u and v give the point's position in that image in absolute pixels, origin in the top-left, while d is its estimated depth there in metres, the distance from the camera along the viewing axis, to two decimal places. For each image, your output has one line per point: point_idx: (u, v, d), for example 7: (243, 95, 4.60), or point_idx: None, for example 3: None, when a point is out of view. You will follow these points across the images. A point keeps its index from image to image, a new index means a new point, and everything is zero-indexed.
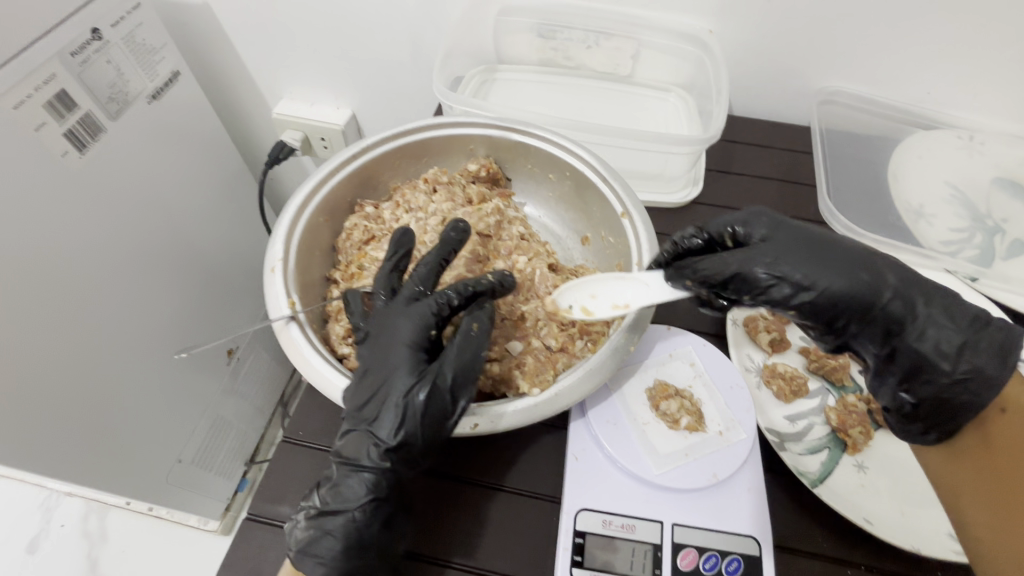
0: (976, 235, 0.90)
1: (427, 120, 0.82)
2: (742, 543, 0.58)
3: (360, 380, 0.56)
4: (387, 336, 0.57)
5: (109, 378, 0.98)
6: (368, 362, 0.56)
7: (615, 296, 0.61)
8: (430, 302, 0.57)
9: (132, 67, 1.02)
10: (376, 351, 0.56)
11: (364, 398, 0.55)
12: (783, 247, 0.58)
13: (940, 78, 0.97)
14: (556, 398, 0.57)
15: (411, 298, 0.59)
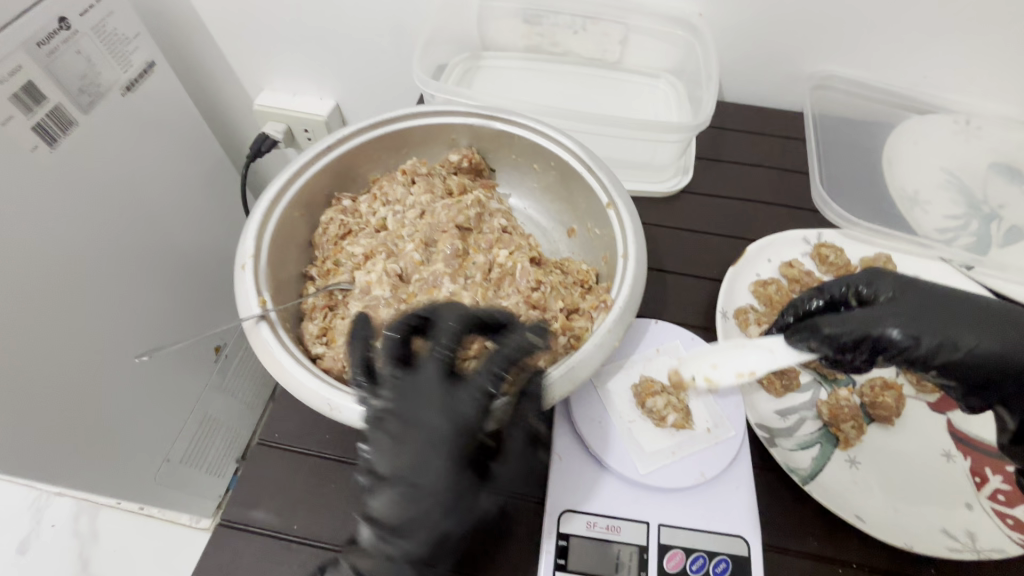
0: (972, 222, 0.88)
1: (407, 110, 0.79)
2: (730, 543, 0.57)
3: (389, 490, 0.49)
4: (427, 440, 0.49)
5: (88, 380, 0.95)
6: (398, 468, 0.49)
7: (738, 365, 0.59)
8: (478, 399, 0.51)
9: (104, 57, 0.98)
10: (410, 457, 0.49)
11: (398, 515, 0.48)
12: (912, 302, 0.57)
13: (936, 61, 0.94)
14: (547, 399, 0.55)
15: (446, 387, 0.51)
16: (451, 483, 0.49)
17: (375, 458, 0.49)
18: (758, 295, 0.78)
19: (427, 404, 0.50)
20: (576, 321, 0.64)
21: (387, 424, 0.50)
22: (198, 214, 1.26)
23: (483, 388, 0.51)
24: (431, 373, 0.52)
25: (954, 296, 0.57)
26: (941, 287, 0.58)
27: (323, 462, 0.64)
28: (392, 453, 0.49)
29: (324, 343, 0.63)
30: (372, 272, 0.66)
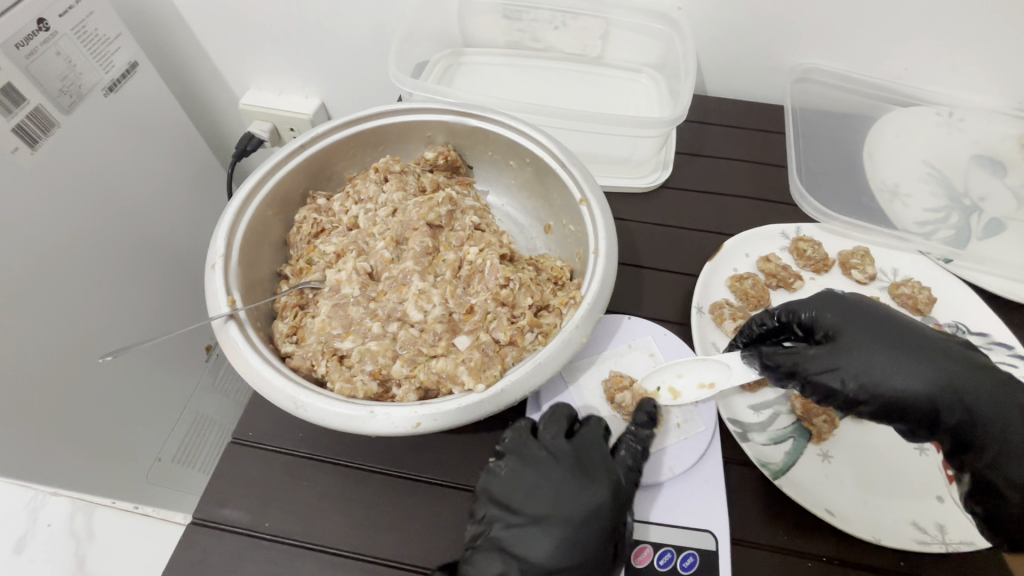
0: (952, 215, 0.88)
1: (382, 108, 0.79)
2: (697, 538, 0.57)
3: (539, 537, 0.55)
4: (575, 496, 0.57)
5: (77, 381, 0.95)
6: (547, 518, 0.56)
7: (700, 377, 0.65)
8: (624, 468, 0.59)
9: (84, 58, 0.98)
10: (559, 507, 0.56)
11: (542, 555, 0.54)
12: (853, 339, 0.59)
13: (919, 52, 0.93)
14: (501, 395, 0.54)
15: (607, 456, 0.59)
16: (595, 539, 0.54)
17: (528, 504, 0.57)
18: (735, 290, 0.78)
19: (588, 469, 0.58)
20: (545, 317, 0.64)
21: (538, 479, 0.58)
22: (182, 206, 1.25)
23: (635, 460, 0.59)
24: (593, 440, 0.61)
25: (899, 336, 0.58)
26: (886, 323, 0.59)
27: (295, 460, 0.64)
28: (545, 504, 0.57)
29: (293, 342, 0.63)
30: (342, 270, 0.66)
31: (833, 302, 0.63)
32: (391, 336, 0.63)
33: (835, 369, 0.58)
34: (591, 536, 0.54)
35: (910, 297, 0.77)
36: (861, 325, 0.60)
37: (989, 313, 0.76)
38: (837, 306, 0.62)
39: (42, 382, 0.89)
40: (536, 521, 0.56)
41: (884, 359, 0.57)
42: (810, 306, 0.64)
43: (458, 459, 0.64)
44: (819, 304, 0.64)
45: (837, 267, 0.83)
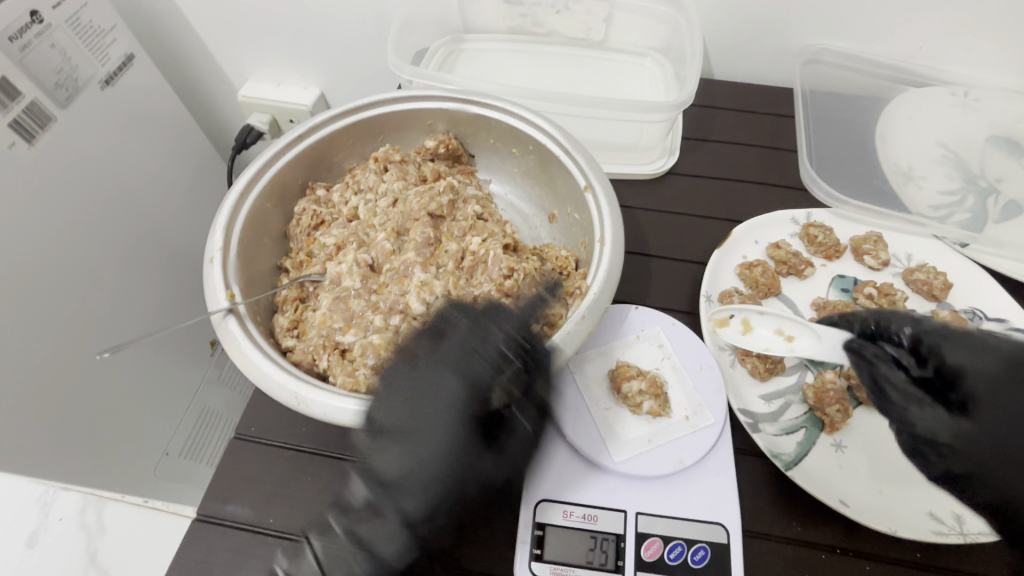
0: (968, 197, 0.85)
1: (381, 95, 0.77)
2: (708, 530, 0.56)
3: (411, 455, 0.52)
4: (447, 415, 0.53)
5: (83, 378, 0.95)
6: (416, 437, 0.52)
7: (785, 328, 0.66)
8: (485, 363, 0.55)
9: (80, 50, 0.96)
10: (420, 409, 0.53)
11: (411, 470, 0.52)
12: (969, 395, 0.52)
13: (934, 30, 0.90)
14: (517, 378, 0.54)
15: (489, 375, 0.55)
16: (454, 429, 0.53)
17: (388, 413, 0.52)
18: (744, 277, 0.76)
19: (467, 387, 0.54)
20: (550, 309, 0.62)
21: (410, 390, 0.54)
22: (178, 195, 1.22)
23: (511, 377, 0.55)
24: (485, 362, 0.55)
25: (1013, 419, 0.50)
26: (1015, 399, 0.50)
27: (300, 455, 0.63)
28: (415, 422, 0.52)
29: (294, 336, 0.62)
30: (343, 263, 0.65)
31: (1002, 358, 0.52)
32: (393, 329, 0.61)
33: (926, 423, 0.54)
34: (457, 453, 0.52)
35: (925, 283, 0.75)
36: (1012, 398, 0.51)
37: (1006, 299, 0.74)
38: (1001, 365, 0.52)
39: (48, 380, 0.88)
40: (404, 439, 0.52)
41: (1019, 447, 0.49)
42: (965, 351, 0.53)
43: None
44: (978, 353, 0.53)
45: (849, 253, 0.80)
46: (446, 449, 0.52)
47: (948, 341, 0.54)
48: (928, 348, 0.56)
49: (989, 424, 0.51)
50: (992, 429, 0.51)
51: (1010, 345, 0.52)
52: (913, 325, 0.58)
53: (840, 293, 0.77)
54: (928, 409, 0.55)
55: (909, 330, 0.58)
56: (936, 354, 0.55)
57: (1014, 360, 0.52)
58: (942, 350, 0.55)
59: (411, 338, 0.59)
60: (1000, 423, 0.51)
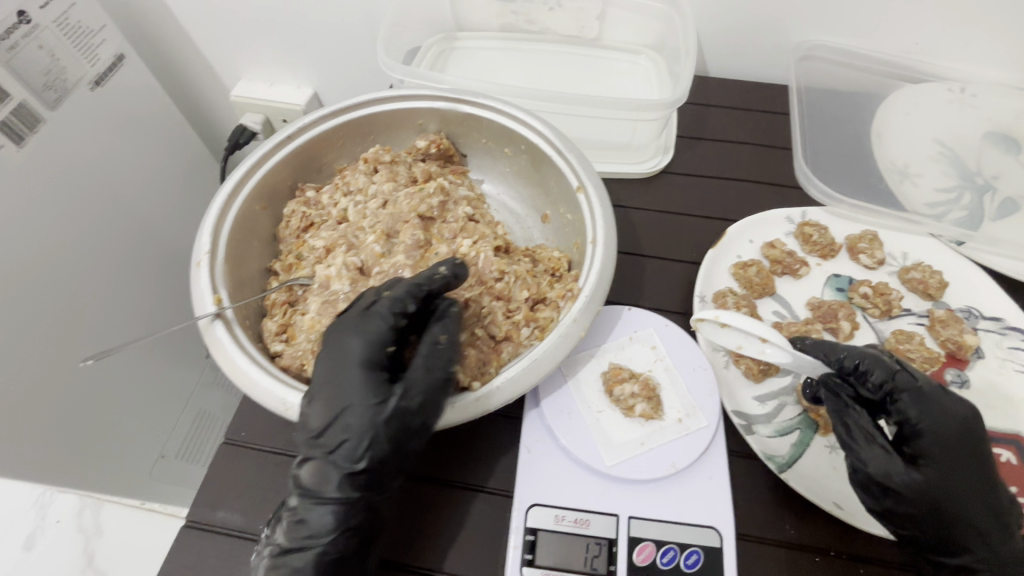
0: (964, 195, 0.85)
1: (371, 95, 0.76)
2: (701, 534, 0.56)
3: (347, 442, 0.51)
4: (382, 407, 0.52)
5: (79, 381, 0.94)
6: (350, 428, 0.51)
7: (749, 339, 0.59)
8: (382, 317, 0.54)
9: (69, 52, 0.95)
10: (327, 374, 0.52)
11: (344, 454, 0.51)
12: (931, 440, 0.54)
13: (930, 26, 0.89)
14: (483, 401, 0.53)
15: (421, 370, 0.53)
16: (361, 379, 0.52)
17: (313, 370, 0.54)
18: (739, 277, 0.76)
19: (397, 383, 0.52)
20: (542, 311, 0.62)
21: (333, 379, 0.52)
22: (168, 194, 1.21)
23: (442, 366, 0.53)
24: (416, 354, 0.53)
25: (958, 463, 0.54)
26: (964, 446, 0.54)
27: (290, 459, 0.63)
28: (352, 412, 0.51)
29: (283, 340, 0.62)
30: (332, 266, 0.64)
31: (958, 424, 0.54)
32: None
33: (892, 463, 0.54)
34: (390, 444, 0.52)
35: (920, 282, 0.74)
36: (957, 462, 0.54)
37: (1003, 297, 0.73)
38: (955, 429, 0.54)
39: (43, 386, 0.88)
40: (339, 426, 0.51)
41: (953, 495, 0.53)
42: (928, 411, 0.55)
43: (454, 457, 0.62)
44: (940, 416, 0.55)
45: (844, 252, 0.80)
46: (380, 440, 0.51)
47: (918, 399, 0.55)
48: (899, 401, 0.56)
49: (938, 484, 0.53)
50: (939, 490, 0.53)
51: (963, 409, 0.56)
52: (888, 375, 0.56)
53: (835, 292, 0.76)
54: (890, 456, 0.54)
55: (886, 380, 0.56)
56: (903, 409, 0.56)
57: (965, 426, 0.55)
58: (909, 407, 0.55)
59: (339, 319, 0.56)
60: (948, 485, 0.53)
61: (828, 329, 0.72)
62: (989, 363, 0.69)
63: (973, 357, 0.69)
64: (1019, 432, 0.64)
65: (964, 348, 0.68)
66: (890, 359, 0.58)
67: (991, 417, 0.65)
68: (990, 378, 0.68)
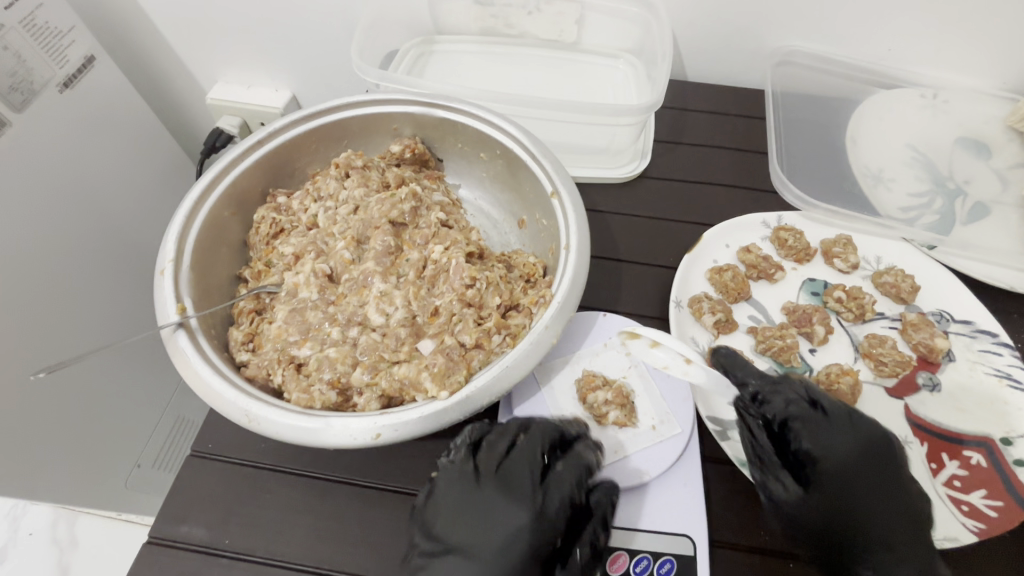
0: (936, 200, 0.86)
1: (344, 99, 0.75)
2: (675, 543, 0.55)
3: (449, 524, 0.54)
4: (504, 513, 0.54)
5: (50, 392, 0.91)
6: (455, 512, 0.54)
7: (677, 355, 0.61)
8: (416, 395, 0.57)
9: (36, 53, 0.92)
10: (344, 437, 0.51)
11: (438, 533, 0.53)
12: (828, 465, 0.57)
13: (903, 33, 0.90)
14: (448, 411, 0.51)
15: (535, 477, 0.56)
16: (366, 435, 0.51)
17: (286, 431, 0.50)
18: (715, 282, 0.76)
19: (515, 487, 0.55)
20: (514, 318, 0.61)
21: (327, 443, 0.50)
22: (140, 195, 1.18)
23: (572, 481, 0.56)
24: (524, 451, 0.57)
25: (857, 484, 0.57)
26: (863, 469, 0.57)
27: (256, 471, 0.61)
28: (448, 491, 0.55)
29: (249, 350, 0.60)
30: (300, 273, 0.64)
31: (850, 448, 0.57)
32: (352, 341, 0.60)
33: (791, 487, 0.56)
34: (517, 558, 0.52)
35: (893, 286, 0.75)
36: (850, 483, 0.57)
37: (974, 300, 0.74)
38: (846, 453, 0.57)
39: (16, 400, 0.85)
40: (433, 501, 0.55)
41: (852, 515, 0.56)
42: (822, 438, 0.58)
43: (426, 466, 0.61)
44: (832, 441, 0.58)
45: (819, 256, 0.80)
46: (507, 547, 0.52)
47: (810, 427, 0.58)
48: (794, 429, 0.59)
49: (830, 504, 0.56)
50: (832, 507, 0.56)
51: (857, 433, 0.58)
52: (785, 404, 0.59)
53: (810, 297, 0.77)
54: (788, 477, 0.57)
55: (785, 411, 0.59)
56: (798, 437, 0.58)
57: (856, 451, 0.57)
58: (804, 436, 0.58)
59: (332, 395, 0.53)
60: (838, 500, 0.56)
61: (802, 333, 0.73)
62: (960, 366, 0.70)
63: (944, 360, 0.70)
64: (989, 434, 0.64)
65: (936, 352, 0.69)
66: (798, 389, 0.61)
67: (962, 419, 0.65)
68: (961, 380, 0.69)
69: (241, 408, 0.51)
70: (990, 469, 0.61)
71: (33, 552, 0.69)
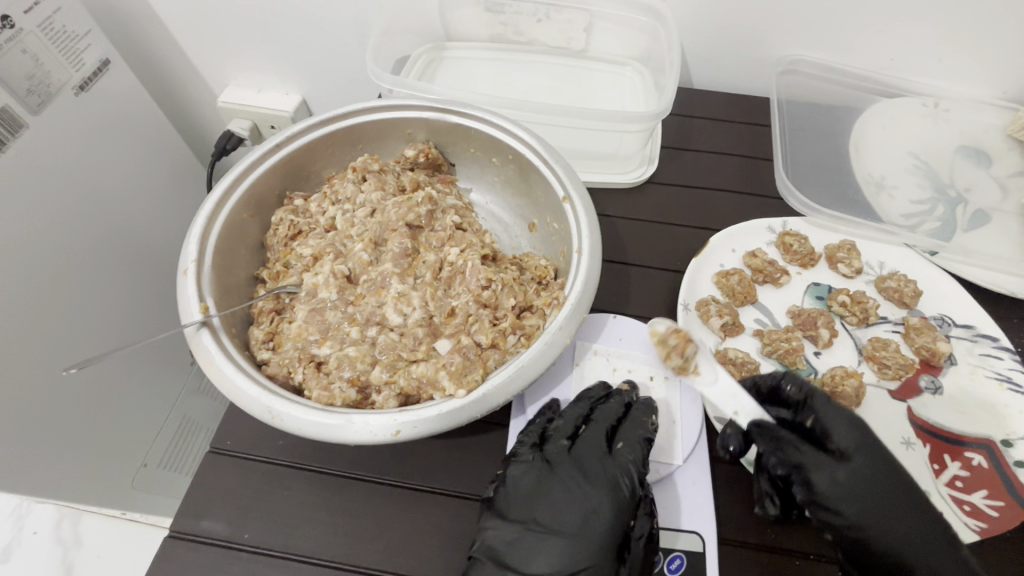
0: (938, 206, 0.87)
1: (360, 104, 0.77)
2: (685, 539, 0.57)
3: (530, 502, 0.57)
4: (585, 496, 0.57)
5: (63, 391, 0.93)
6: (534, 492, 0.57)
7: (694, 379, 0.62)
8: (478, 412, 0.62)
9: (53, 56, 0.94)
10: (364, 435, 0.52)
11: (516, 512, 0.56)
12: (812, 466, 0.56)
13: (905, 44, 0.92)
14: (468, 408, 0.52)
15: (602, 457, 0.59)
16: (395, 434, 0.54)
17: (304, 428, 0.52)
18: (722, 286, 0.78)
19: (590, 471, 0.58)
20: (528, 319, 0.63)
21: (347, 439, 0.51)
22: (152, 195, 1.20)
23: (634, 459, 0.58)
24: (593, 437, 0.60)
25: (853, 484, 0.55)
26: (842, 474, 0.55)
27: (275, 468, 0.62)
28: (524, 475, 0.58)
29: (270, 348, 0.62)
30: (319, 274, 0.65)
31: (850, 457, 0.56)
32: (370, 341, 0.62)
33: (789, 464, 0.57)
34: (601, 532, 0.55)
35: (896, 291, 0.76)
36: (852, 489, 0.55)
37: (974, 305, 0.76)
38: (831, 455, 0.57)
39: (36, 395, 0.88)
40: (512, 489, 0.58)
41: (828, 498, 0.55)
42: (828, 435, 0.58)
43: (441, 462, 0.63)
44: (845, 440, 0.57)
45: (824, 261, 0.82)
46: (593, 525, 0.55)
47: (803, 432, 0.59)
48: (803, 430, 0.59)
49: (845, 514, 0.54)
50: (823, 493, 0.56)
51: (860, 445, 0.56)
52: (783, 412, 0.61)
53: (814, 301, 0.78)
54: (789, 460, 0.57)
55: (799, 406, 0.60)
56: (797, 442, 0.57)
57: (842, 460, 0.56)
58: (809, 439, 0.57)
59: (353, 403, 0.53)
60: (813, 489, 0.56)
61: (808, 337, 0.74)
62: (961, 369, 0.71)
63: (946, 364, 0.72)
64: (991, 436, 0.65)
65: (937, 355, 0.71)
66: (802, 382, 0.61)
67: (964, 422, 0.67)
68: (962, 384, 0.70)
69: (263, 404, 0.52)
70: (991, 470, 0.63)
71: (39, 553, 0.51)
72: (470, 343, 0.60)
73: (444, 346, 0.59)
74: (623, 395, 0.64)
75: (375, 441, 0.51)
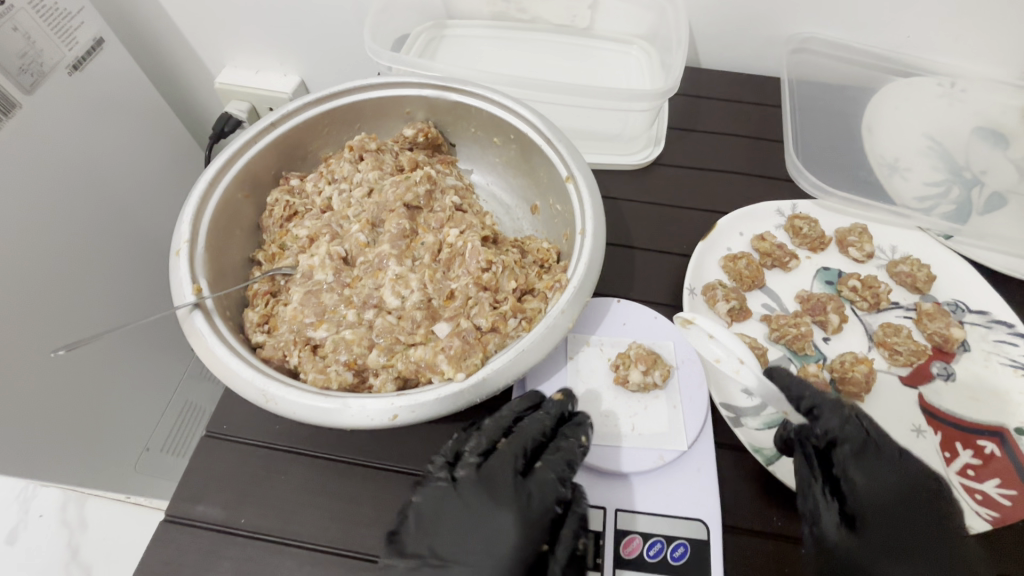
0: (953, 189, 0.85)
1: (357, 81, 0.74)
2: (688, 527, 0.56)
3: (430, 532, 0.53)
4: (488, 518, 0.53)
5: (63, 373, 0.92)
6: (435, 520, 0.54)
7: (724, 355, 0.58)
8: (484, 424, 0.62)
9: (45, 33, 0.91)
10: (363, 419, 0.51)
11: (419, 536, 0.53)
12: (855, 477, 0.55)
13: (922, 21, 0.89)
14: (466, 393, 0.51)
15: (517, 477, 0.56)
16: None
17: (298, 412, 0.50)
18: (729, 270, 0.76)
19: (500, 492, 0.55)
20: (529, 302, 0.61)
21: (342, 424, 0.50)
22: (150, 181, 1.18)
23: (555, 478, 0.56)
24: (508, 455, 0.57)
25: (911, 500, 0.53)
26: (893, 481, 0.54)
27: (271, 453, 0.61)
28: (432, 496, 0.55)
29: (265, 331, 0.61)
30: (315, 255, 0.64)
31: (892, 487, 0.54)
32: (367, 324, 0.60)
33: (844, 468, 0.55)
34: (504, 555, 0.52)
35: (908, 276, 0.74)
36: (897, 516, 0.53)
37: (989, 291, 0.73)
38: (886, 471, 0.54)
39: (37, 375, 0.87)
40: (417, 510, 0.55)
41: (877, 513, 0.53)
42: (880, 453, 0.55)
43: (439, 449, 0.62)
44: (882, 473, 0.54)
45: (834, 245, 0.80)
46: (495, 547, 0.52)
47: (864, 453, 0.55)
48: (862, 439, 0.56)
49: (872, 549, 0.52)
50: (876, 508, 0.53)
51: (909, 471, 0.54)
52: (840, 423, 0.56)
53: (824, 285, 0.76)
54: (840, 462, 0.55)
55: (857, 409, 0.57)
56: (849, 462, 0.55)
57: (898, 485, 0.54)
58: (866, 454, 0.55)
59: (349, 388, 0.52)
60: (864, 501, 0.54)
61: (817, 322, 0.72)
62: (975, 356, 0.69)
63: (960, 350, 0.70)
64: (1003, 424, 0.64)
65: (950, 342, 0.69)
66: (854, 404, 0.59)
67: (977, 409, 0.65)
68: (976, 371, 0.68)
69: (257, 387, 0.51)
70: (1004, 458, 0.61)
71: (44, 529, 0.68)
72: (469, 327, 0.58)
73: (443, 330, 0.58)
74: (549, 410, 0.60)
75: (372, 426, 0.49)
